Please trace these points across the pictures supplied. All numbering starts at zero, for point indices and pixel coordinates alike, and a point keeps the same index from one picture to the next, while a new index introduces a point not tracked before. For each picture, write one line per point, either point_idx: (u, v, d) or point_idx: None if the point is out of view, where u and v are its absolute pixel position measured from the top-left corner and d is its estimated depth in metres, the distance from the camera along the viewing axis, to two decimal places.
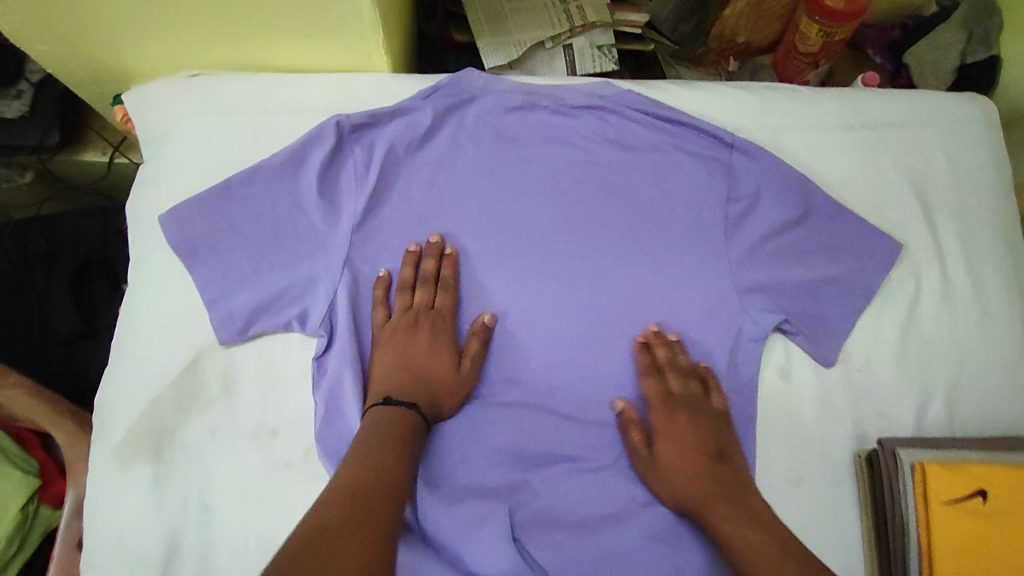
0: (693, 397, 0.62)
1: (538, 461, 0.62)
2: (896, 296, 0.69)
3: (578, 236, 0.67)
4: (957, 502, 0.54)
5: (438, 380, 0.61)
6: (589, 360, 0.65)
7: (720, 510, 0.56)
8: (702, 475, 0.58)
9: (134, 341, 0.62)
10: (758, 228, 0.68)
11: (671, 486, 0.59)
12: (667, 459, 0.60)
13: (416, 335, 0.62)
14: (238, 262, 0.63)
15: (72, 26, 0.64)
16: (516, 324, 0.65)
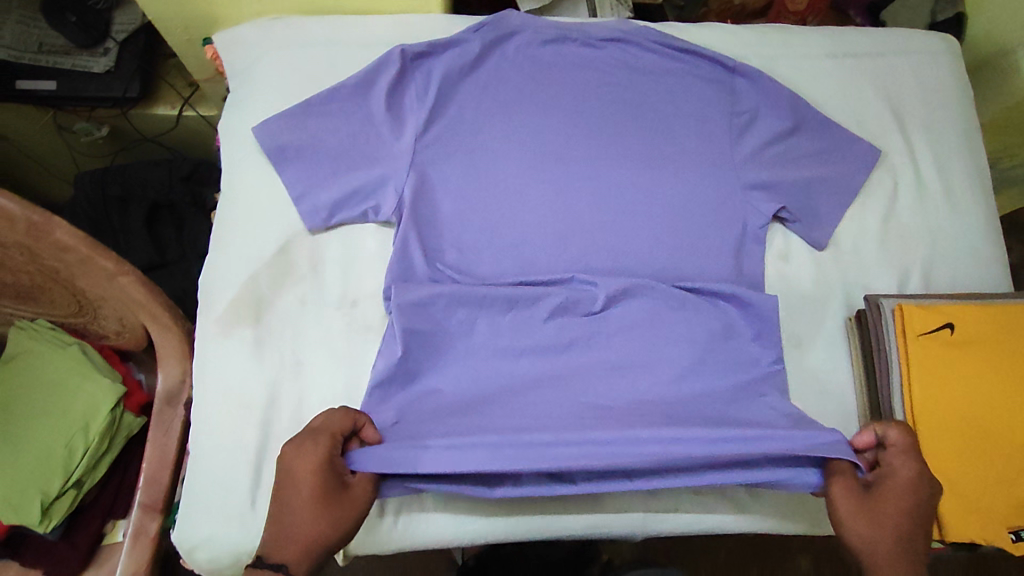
0: (918, 477, 0.60)
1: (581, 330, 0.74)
2: (876, 191, 0.81)
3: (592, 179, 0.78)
4: (930, 334, 0.65)
5: (308, 530, 0.57)
6: (612, 250, 0.77)
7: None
8: (888, 538, 0.58)
9: (233, 230, 0.74)
10: (758, 137, 0.80)
11: (871, 534, 0.58)
12: (890, 523, 0.58)
13: (306, 484, 0.58)
14: (321, 165, 0.75)
15: None
16: (546, 264, 0.75)
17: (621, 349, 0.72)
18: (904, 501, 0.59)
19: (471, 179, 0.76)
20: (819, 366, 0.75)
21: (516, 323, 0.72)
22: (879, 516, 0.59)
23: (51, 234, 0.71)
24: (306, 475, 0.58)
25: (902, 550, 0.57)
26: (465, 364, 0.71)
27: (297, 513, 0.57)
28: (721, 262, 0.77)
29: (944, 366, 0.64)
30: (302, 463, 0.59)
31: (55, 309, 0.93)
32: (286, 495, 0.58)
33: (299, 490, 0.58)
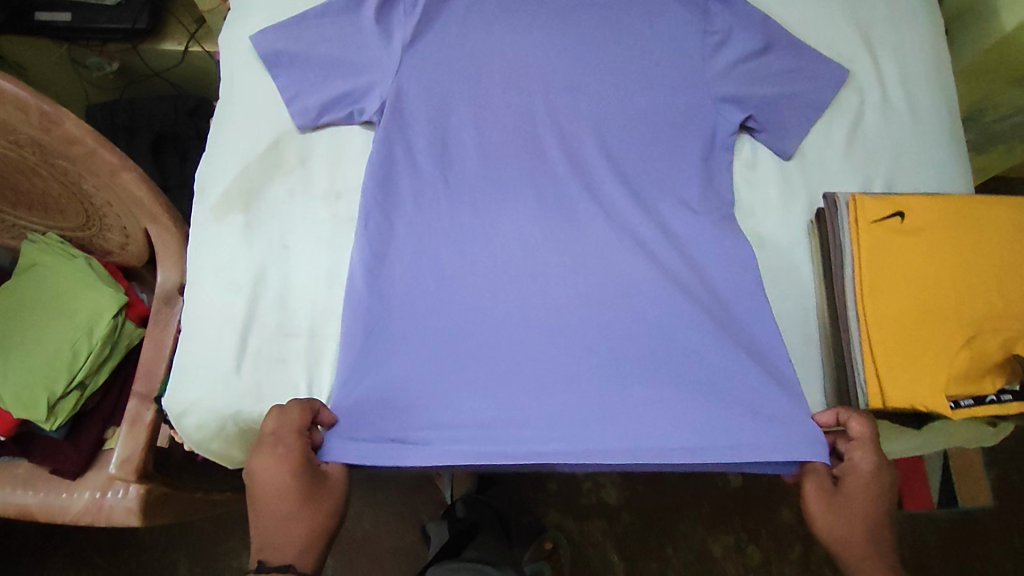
0: (878, 465, 0.63)
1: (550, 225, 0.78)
2: (843, 109, 0.84)
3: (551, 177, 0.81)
4: (882, 221, 0.68)
5: (303, 525, 0.61)
6: (585, 164, 0.81)
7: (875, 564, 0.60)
8: (867, 532, 0.61)
9: (229, 128, 0.78)
10: (732, 53, 0.83)
11: (838, 523, 0.62)
12: (854, 512, 0.62)
13: (289, 484, 0.61)
14: (312, 71, 0.79)
15: None
16: (514, 255, 0.77)
17: (585, 337, 0.73)
18: (869, 492, 0.62)
19: (453, 98, 0.81)
20: (780, 265, 0.78)
21: (486, 219, 0.78)
22: (854, 513, 0.62)
23: (61, 124, 0.77)
24: (289, 480, 0.61)
25: (877, 541, 0.61)
26: (437, 255, 0.76)
27: (290, 511, 0.61)
28: (693, 168, 0.80)
29: (893, 251, 0.67)
30: (280, 468, 0.61)
31: (63, 220, 0.98)
32: (275, 501, 0.61)
33: (286, 492, 0.61)
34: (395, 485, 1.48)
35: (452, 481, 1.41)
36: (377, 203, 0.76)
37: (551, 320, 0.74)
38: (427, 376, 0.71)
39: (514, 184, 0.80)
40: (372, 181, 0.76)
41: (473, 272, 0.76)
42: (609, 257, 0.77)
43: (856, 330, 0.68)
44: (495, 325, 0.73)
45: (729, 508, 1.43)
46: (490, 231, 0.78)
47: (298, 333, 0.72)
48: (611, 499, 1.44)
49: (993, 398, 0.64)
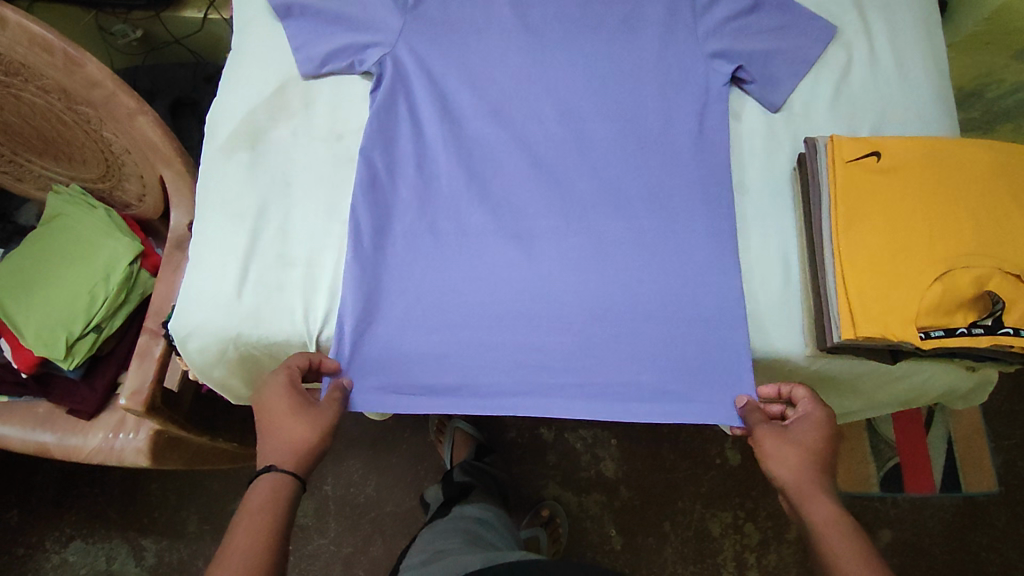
0: (827, 418, 0.67)
1: (544, 178, 0.80)
2: (831, 65, 0.86)
3: (550, 141, 0.82)
4: (858, 161, 0.70)
5: (289, 439, 0.64)
6: (581, 113, 0.83)
7: (818, 496, 0.63)
8: (808, 469, 0.64)
9: (239, 74, 0.83)
10: (721, 10, 0.86)
11: (782, 461, 0.65)
12: (796, 453, 0.65)
13: (284, 402, 0.66)
14: (319, 24, 0.83)
15: None
16: (507, 207, 0.79)
17: (570, 289, 0.76)
18: (816, 436, 0.66)
19: (452, 52, 0.84)
20: (767, 211, 0.79)
21: (480, 172, 0.80)
22: (797, 452, 0.65)
23: (85, 67, 0.82)
24: (280, 407, 0.66)
25: (821, 477, 0.64)
26: (431, 206, 0.79)
27: (280, 424, 0.65)
28: (684, 118, 0.82)
29: (870, 189, 0.69)
30: (275, 398, 0.66)
31: (86, 171, 1.04)
32: (269, 425, 0.65)
33: (281, 414, 0.65)
34: (389, 460, 1.36)
35: (452, 442, 1.32)
36: (378, 159, 0.79)
37: (538, 275, 0.77)
38: (419, 332, 0.75)
39: (518, 146, 0.81)
40: (372, 129, 0.79)
41: (469, 231, 0.78)
42: (604, 212, 0.79)
43: (830, 264, 0.69)
44: (488, 286, 0.76)
45: (729, 484, 1.39)
46: (486, 192, 0.80)
47: (297, 264, 0.75)
48: (610, 472, 1.39)
49: (964, 330, 0.65)
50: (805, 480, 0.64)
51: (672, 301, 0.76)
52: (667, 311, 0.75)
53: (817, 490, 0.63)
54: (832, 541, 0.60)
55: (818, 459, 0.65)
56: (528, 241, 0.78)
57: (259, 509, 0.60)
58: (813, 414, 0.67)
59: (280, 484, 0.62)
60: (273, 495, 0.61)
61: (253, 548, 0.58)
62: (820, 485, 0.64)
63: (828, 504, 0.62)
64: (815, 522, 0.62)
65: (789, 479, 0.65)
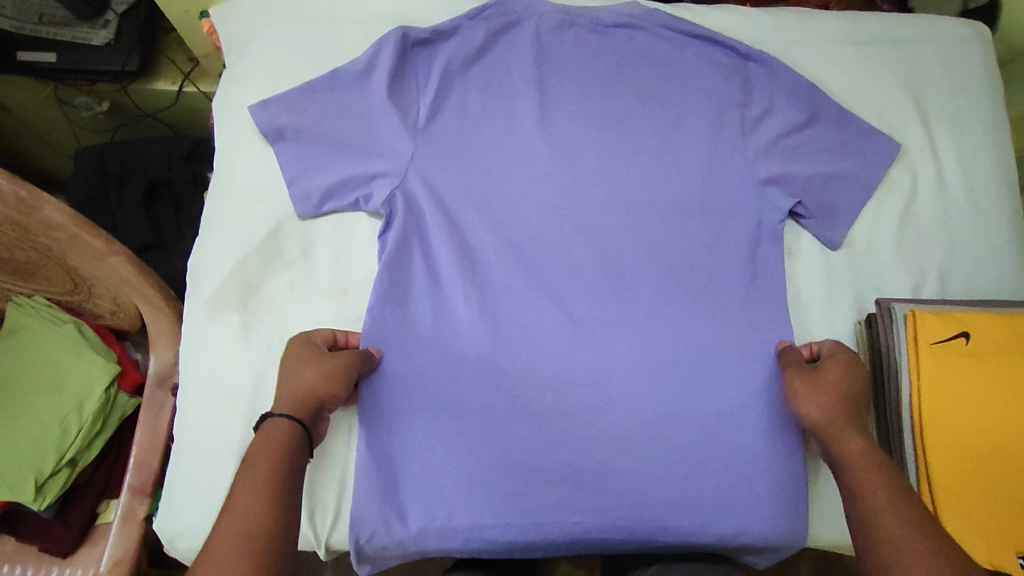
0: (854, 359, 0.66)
1: (581, 334, 0.72)
2: (895, 189, 0.77)
3: (587, 289, 0.73)
4: (945, 342, 0.62)
5: (299, 387, 0.60)
6: (616, 253, 0.74)
7: (852, 429, 0.61)
8: (839, 404, 0.62)
9: (224, 210, 0.72)
10: (773, 128, 0.77)
11: (815, 398, 0.63)
12: (829, 388, 0.64)
13: (294, 358, 0.63)
14: (318, 152, 0.73)
15: None
16: (541, 372, 0.70)
17: (613, 468, 0.69)
18: (847, 375, 0.64)
19: (473, 184, 0.74)
20: None
21: (506, 330, 0.71)
22: (831, 391, 0.63)
23: (40, 209, 0.71)
24: (290, 367, 0.62)
25: (852, 413, 0.62)
26: (453, 371, 0.69)
27: (290, 374, 0.61)
28: (734, 259, 0.74)
29: (956, 376, 0.61)
30: (286, 360, 0.63)
31: (50, 286, 0.92)
32: (281, 377, 0.62)
33: (291, 367, 0.62)
34: None
35: None
36: (391, 321, 0.69)
37: (577, 454, 0.69)
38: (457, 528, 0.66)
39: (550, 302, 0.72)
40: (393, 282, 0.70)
41: (506, 403, 0.69)
42: (648, 376, 0.71)
43: (913, 465, 0.62)
44: (523, 469, 0.68)
45: None
46: (519, 357, 0.70)
47: None
48: None
49: None
50: (838, 419, 0.62)
51: (727, 483, 0.69)
52: (722, 493, 0.69)
53: (851, 425, 0.61)
54: (865, 475, 0.56)
55: (852, 399, 0.63)
56: (567, 413, 0.69)
57: (260, 455, 0.54)
58: (839, 356, 0.66)
59: (282, 430, 0.57)
60: (274, 440, 0.56)
61: (251, 490, 0.51)
62: (853, 420, 0.62)
63: (862, 439, 0.60)
64: (848, 454, 0.59)
65: (823, 426, 0.62)
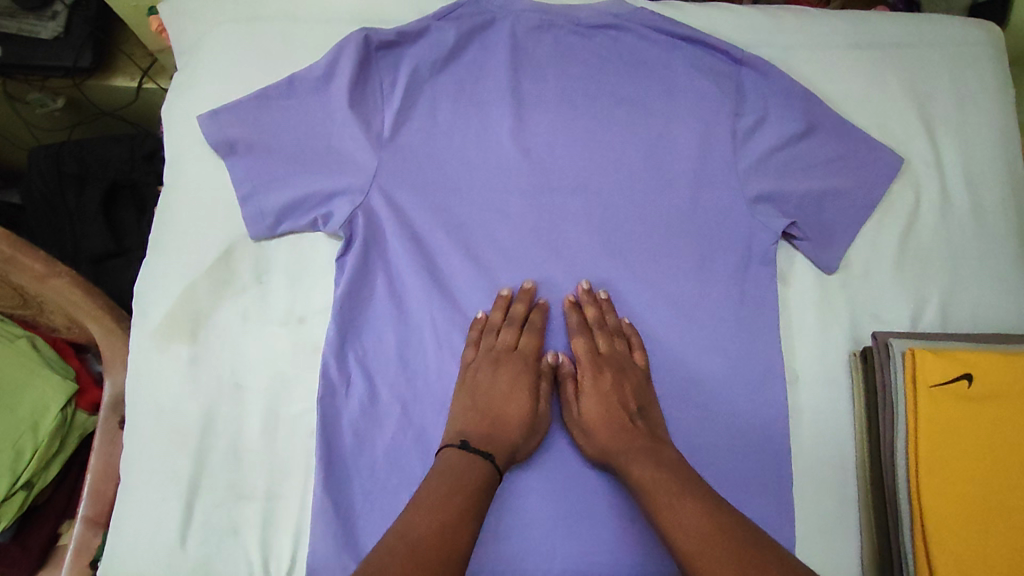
0: (585, 350, 0.65)
1: (559, 365, 0.67)
2: (896, 208, 0.72)
3: (565, 314, 0.68)
4: (945, 384, 0.58)
5: (506, 413, 0.62)
6: (596, 274, 0.69)
7: (633, 453, 0.59)
8: (612, 423, 0.62)
9: (173, 230, 0.67)
10: (765, 142, 0.71)
11: (590, 419, 0.63)
12: (598, 403, 0.63)
13: (495, 373, 0.63)
14: (275, 167, 0.68)
15: None
16: None
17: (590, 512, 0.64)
18: (598, 376, 0.64)
19: (442, 200, 0.69)
20: (818, 407, 0.67)
21: None
22: (599, 404, 0.63)
23: None
24: (489, 403, 0.62)
25: (615, 430, 0.61)
26: (418, 408, 0.64)
27: (505, 392, 0.62)
28: (721, 284, 0.69)
29: (955, 420, 0.57)
30: (466, 399, 0.62)
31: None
32: (493, 393, 0.62)
33: (497, 380, 0.63)
34: None
35: None
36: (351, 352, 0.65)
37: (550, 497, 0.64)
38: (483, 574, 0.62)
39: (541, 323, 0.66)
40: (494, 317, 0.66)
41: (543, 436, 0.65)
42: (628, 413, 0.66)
43: (907, 510, 0.59)
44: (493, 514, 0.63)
45: None
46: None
47: (252, 497, 0.61)
48: None
49: None
50: (608, 436, 0.61)
51: None
52: None
53: (613, 447, 0.61)
54: (658, 504, 0.55)
55: (604, 406, 0.63)
56: (541, 452, 0.65)
57: (443, 494, 0.53)
58: (583, 375, 0.65)
59: (461, 462, 0.57)
60: (466, 475, 0.55)
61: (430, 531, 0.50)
62: (606, 437, 0.61)
63: (643, 460, 0.58)
64: (637, 482, 0.58)
65: (594, 455, 0.62)
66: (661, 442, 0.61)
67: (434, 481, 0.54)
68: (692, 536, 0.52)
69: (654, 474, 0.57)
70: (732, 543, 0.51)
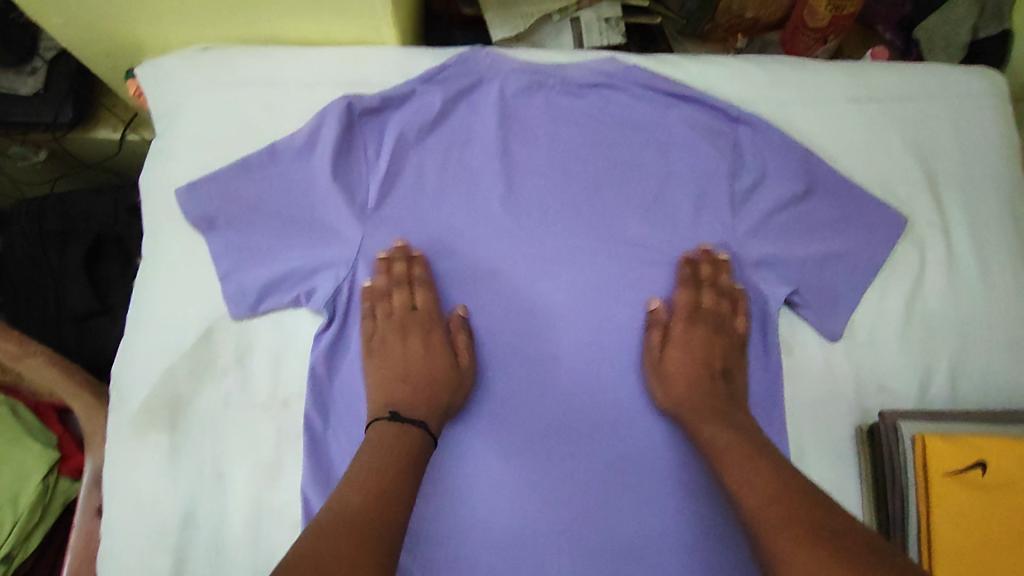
0: (701, 306, 0.68)
1: (547, 442, 0.66)
2: (900, 270, 0.69)
3: (677, 271, 0.69)
4: (959, 473, 0.55)
5: (435, 376, 0.64)
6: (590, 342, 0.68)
7: (709, 416, 0.63)
8: (702, 381, 0.66)
9: (150, 310, 0.64)
10: (764, 204, 0.70)
11: (671, 361, 0.67)
12: (699, 351, 0.68)
13: (405, 343, 0.66)
14: (257, 241, 0.66)
15: (97, 17, 0.67)
16: (502, 486, 0.65)
17: None
18: (713, 335, 0.68)
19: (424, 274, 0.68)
20: (825, 483, 0.64)
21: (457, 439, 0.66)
22: (689, 352, 0.67)
23: None
24: (407, 366, 0.65)
25: (705, 390, 0.65)
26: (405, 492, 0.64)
27: (398, 365, 0.65)
28: (722, 355, 0.67)
29: (970, 513, 0.55)
30: (383, 366, 0.65)
31: None
32: (385, 372, 0.64)
33: (394, 349, 0.65)
34: None
35: None
36: (337, 436, 0.63)
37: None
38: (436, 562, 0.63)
39: (425, 277, 0.66)
40: (375, 282, 0.65)
41: (511, 408, 0.66)
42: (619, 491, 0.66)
43: None
44: None
45: None
46: (488, 451, 0.65)
47: None
48: None
49: None
50: (694, 390, 0.65)
51: None
52: None
53: (689, 399, 0.65)
54: (727, 468, 0.58)
55: (701, 367, 0.67)
56: (534, 533, 0.64)
57: (387, 458, 0.56)
58: (674, 329, 0.69)
59: (402, 429, 0.59)
60: (396, 442, 0.58)
61: (358, 490, 0.52)
62: (690, 402, 0.65)
63: (717, 426, 0.62)
64: (706, 442, 0.62)
65: (665, 406, 0.66)
66: (734, 406, 0.65)
67: (376, 447, 0.57)
68: (757, 494, 0.54)
69: (761, 447, 0.59)
70: (803, 506, 0.52)
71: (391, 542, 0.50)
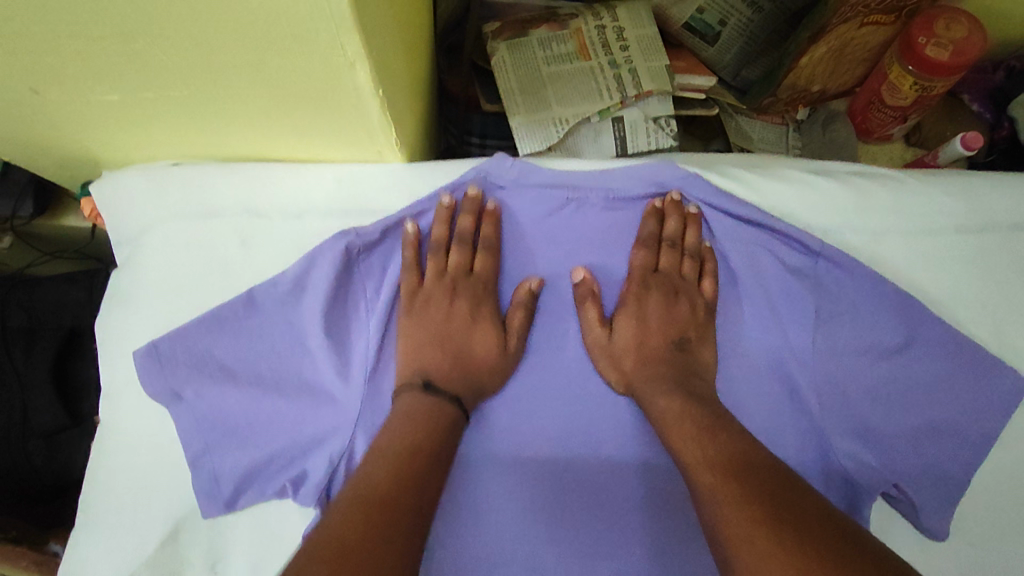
0: (666, 249, 0.59)
1: None
2: (1018, 448, 0.56)
3: (642, 219, 0.60)
4: None
5: (477, 363, 0.56)
6: (651, 544, 0.53)
7: (692, 418, 0.51)
8: (659, 347, 0.57)
9: (104, 500, 0.53)
10: (849, 364, 0.57)
11: (632, 327, 0.58)
12: (656, 316, 0.58)
13: (452, 305, 0.57)
14: (232, 412, 0.54)
15: (35, 140, 0.55)
16: None
17: None
18: (681, 305, 0.58)
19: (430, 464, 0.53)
20: None
21: None
22: (645, 323, 0.58)
23: None
24: (451, 331, 0.57)
25: (671, 371, 0.55)
26: None
27: (450, 327, 0.57)
28: None
29: None
30: (422, 329, 0.56)
31: None
32: (422, 339, 0.56)
33: (457, 322, 0.57)
34: None
35: None
36: None
37: None
38: (452, 567, 0.51)
39: (493, 239, 0.58)
40: (433, 232, 0.58)
41: (562, 390, 0.56)
42: None
43: None
44: None
45: None
46: None
47: None
48: None
49: None
50: (659, 380, 0.54)
51: None
52: None
53: (645, 384, 0.55)
54: (714, 482, 0.45)
55: (672, 329, 0.57)
56: None
57: (406, 435, 0.49)
58: (634, 272, 0.59)
59: (432, 412, 0.51)
60: (421, 418, 0.50)
61: (382, 463, 0.46)
62: (644, 369, 0.56)
63: (695, 424, 0.50)
64: (671, 437, 0.51)
65: (618, 383, 0.56)
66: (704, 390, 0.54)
67: (399, 423, 0.50)
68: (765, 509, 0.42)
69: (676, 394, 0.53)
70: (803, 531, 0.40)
71: (411, 542, 0.42)
